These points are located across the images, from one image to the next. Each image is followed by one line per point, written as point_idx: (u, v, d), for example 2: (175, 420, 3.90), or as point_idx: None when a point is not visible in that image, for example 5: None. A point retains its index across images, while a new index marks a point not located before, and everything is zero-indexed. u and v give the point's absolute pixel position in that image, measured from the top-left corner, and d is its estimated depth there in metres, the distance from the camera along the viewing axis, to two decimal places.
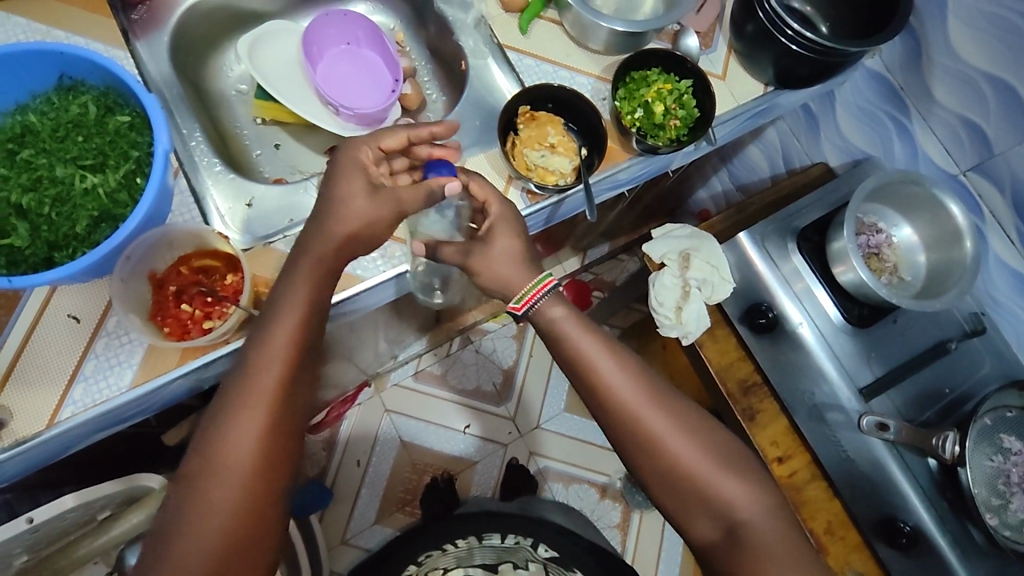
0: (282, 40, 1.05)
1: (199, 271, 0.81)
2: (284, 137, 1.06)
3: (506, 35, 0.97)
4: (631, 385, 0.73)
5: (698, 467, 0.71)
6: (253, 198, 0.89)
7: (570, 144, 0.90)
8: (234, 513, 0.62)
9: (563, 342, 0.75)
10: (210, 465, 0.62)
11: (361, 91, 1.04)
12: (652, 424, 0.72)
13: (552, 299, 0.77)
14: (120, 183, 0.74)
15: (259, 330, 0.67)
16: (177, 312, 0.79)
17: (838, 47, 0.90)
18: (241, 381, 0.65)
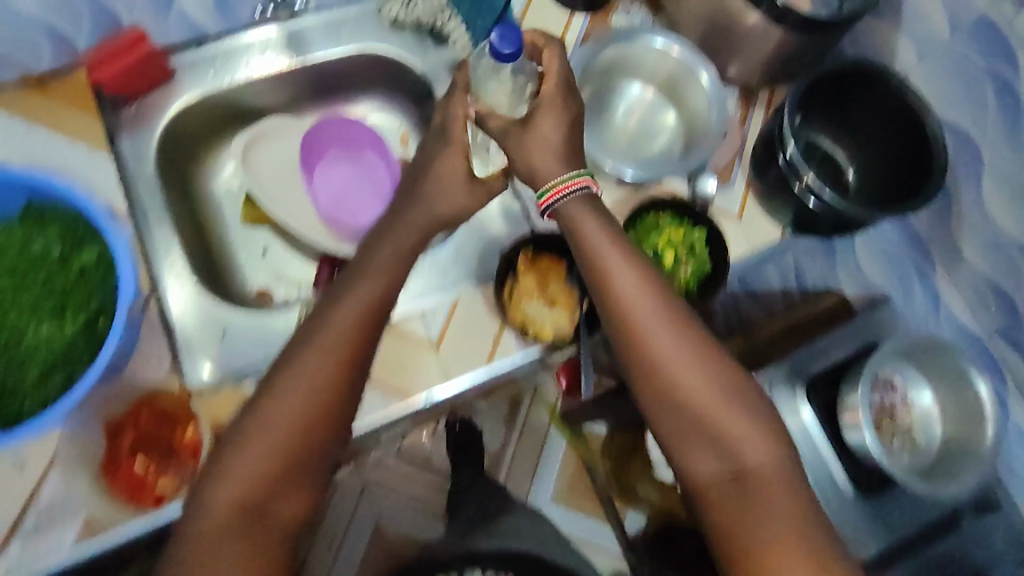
0: (276, 141, 1.00)
1: (158, 418, 0.75)
2: (273, 241, 0.99)
3: None
4: (649, 298, 0.72)
5: (705, 400, 0.70)
6: (227, 328, 0.83)
7: (571, 298, 0.83)
8: (261, 497, 0.65)
9: (599, 283, 0.73)
10: (252, 432, 0.66)
11: (357, 200, 0.98)
12: (677, 377, 0.71)
13: (587, 208, 0.75)
14: (81, 328, 0.69)
15: (316, 332, 0.69)
16: (128, 469, 0.72)
17: (861, 212, 0.84)
18: (293, 365, 0.68)
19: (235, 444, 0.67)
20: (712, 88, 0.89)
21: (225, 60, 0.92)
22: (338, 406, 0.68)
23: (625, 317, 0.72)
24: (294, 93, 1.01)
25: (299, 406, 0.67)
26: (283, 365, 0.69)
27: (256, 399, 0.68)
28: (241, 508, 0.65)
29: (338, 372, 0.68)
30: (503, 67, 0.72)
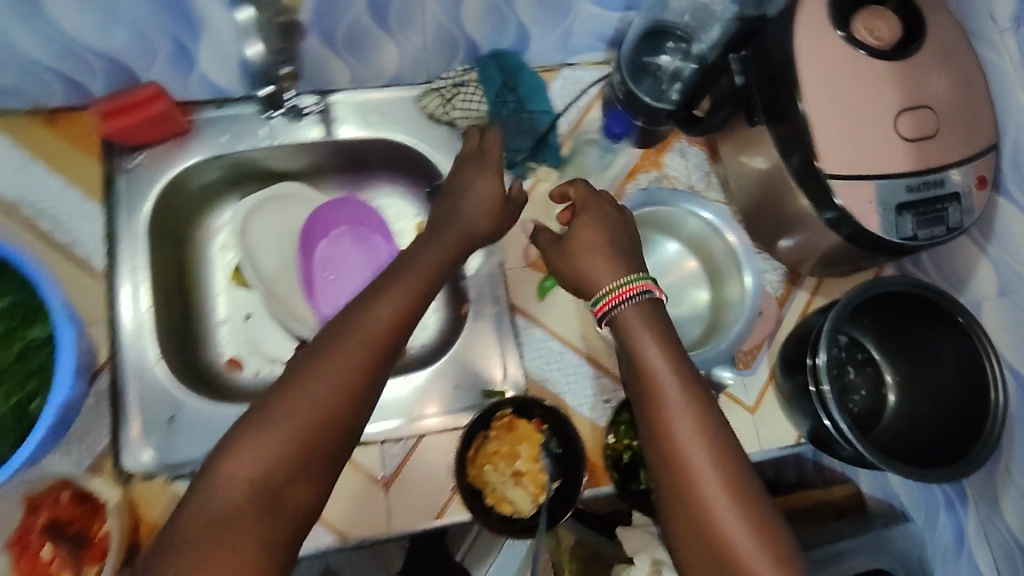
0: (285, 208, 0.94)
1: (80, 502, 0.71)
2: (258, 307, 0.93)
3: (520, 294, 0.87)
4: (700, 435, 0.58)
5: (738, 550, 0.54)
6: (178, 412, 0.78)
7: (538, 477, 0.74)
8: (253, 534, 0.50)
9: (642, 380, 0.62)
10: (206, 496, 0.51)
11: (354, 289, 0.93)
12: (693, 470, 0.56)
13: (643, 315, 0.64)
14: (9, 407, 0.66)
15: (326, 349, 0.58)
16: (36, 551, 0.69)
17: (877, 464, 0.71)
18: (274, 412, 0.54)
19: (204, 490, 0.51)
20: (753, 288, 0.80)
21: (243, 129, 0.89)
22: (343, 442, 0.56)
23: (668, 438, 0.58)
24: (312, 163, 0.96)
25: (326, 389, 0.55)
26: (255, 420, 0.54)
27: (221, 451, 0.53)
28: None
29: (349, 400, 0.56)
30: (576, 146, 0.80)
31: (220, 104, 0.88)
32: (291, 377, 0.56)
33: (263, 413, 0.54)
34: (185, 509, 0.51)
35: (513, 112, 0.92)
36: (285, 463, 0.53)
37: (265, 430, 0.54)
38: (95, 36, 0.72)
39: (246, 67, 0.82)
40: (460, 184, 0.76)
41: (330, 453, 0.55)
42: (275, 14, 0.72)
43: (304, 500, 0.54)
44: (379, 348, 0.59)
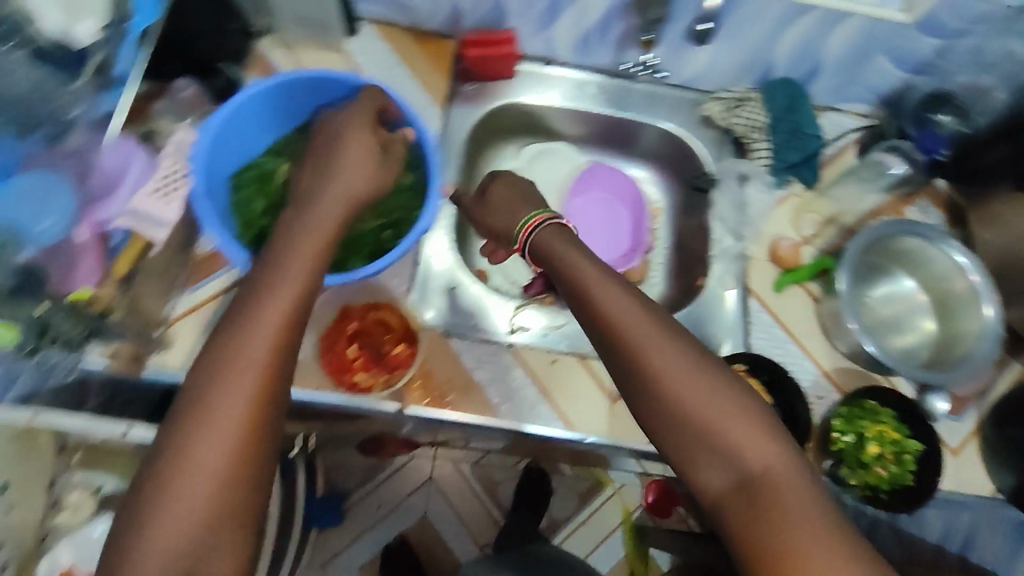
0: (556, 163, 1.13)
1: (380, 324, 0.86)
2: None
3: (758, 280, 0.96)
4: (648, 317, 0.64)
5: (715, 416, 0.59)
6: (458, 286, 0.93)
7: None
8: (230, 454, 0.52)
9: (603, 317, 0.66)
10: (198, 436, 0.51)
11: (597, 240, 1.09)
12: (679, 388, 0.60)
13: (558, 233, 0.76)
14: (372, 230, 0.82)
15: (251, 301, 0.56)
16: (342, 351, 0.83)
17: None
18: (262, 293, 0.57)
19: (182, 419, 0.53)
20: (994, 326, 0.86)
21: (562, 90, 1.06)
22: (303, 339, 0.58)
23: (632, 351, 0.63)
24: (595, 128, 1.12)
25: (281, 304, 0.56)
26: (233, 318, 0.56)
27: (217, 353, 0.54)
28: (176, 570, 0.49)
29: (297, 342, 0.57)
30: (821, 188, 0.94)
31: (548, 62, 1.07)
32: (206, 369, 0.54)
33: (232, 331, 0.55)
34: (184, 411, 0.53)
35: (792, 133, 1.00)
36: (271, 362, 0.55)
37: (216, 399, 0.53)
38: None
39: (587, 39, 1.01)
40: (336, 131, 0.70)
41: (303, 320, 0.58)
42: None
43: (278, 416, 0.55)
44: (300, 306, 0.57)
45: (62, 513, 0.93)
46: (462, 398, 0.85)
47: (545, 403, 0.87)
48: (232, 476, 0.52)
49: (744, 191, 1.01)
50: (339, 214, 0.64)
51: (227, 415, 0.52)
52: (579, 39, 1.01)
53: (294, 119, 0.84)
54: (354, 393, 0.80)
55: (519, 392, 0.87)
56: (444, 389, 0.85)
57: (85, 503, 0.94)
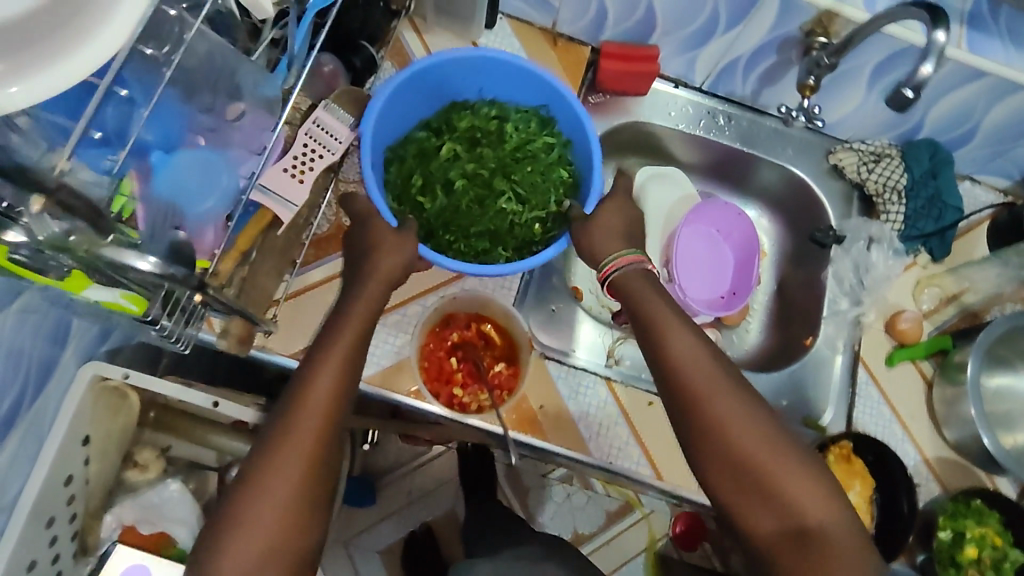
0: (666, 190, 1.07)
1: (483, 337, 0.84)
2: None
3: (870, 352, 0.92)
4: (707, 356, 0.64)
5: (771, 462, 0.60)
6: (557, 306, 0.93)
7: (864, 512, 0.81)
8: (311, 467, 0.62)
9: (660, 346, 0.66)
10: (272, 474, 0.61)
11: (698, 275, 1.05)
12: (745, 442, 0.61)
13: (643, 280, 0.70)
14: (525, 221, 0.81)
15: (288, 414, 0.63)
16: (443, 359, 0.81)
17: None
18: (310, 375, 0.64)
19: (257, 460, 0.62)
20: None
21: (690, 116, 1.02)
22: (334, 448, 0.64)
23: (694, 395, 0.63)
24: (711, 158, 1.06)
25: (314, 425, 0.62)
26: (292, 393, 0.64)
27: (270, 431, 0.63)
28: (268, 555, 0.59)
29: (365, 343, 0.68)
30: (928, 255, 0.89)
31: (679, 84, 1.02)
32: (266, 451, 0.62)
33: (287, 413, 0.63)
34: (239, 484, 0.61)
35: (928, 199, 0.95)
36: (329, 411, 0.64)
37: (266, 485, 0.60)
38: None
39: (729, 70, 0.95)
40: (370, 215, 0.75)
41: (360, 352, 0.68)
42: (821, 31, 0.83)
43: (346, 415, 0.65)
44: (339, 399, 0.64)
45: (132, 470, 0.94)
46: (555, 427, 0.83)
47: (634, 447, 0.84)
48: (309, 479, 0.62)
49: (868, 255, 0.95)
50: (396, 261, 0.71)
51: (283, 471, 0.61)
52: (720, 69, 0.96)
53: (449, 96, 0.84)
54: (452, 407, 0.79)
55: (611, 431, 0.84)
56: (539, 415, 0.83)
57: (153, 464, 0.94)
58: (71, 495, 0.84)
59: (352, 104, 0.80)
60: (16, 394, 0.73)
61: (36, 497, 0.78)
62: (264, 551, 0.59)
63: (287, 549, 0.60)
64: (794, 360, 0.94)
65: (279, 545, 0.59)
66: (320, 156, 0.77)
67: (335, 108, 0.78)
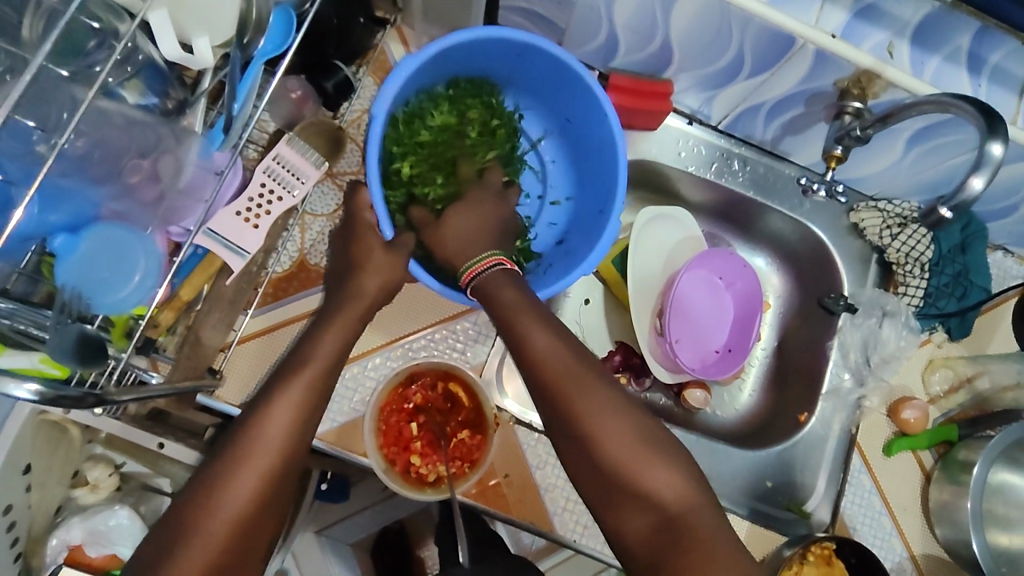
0: (668, 232, 0.96)
1: (448, 399, 0.78)
2: (598, 297, 0.99)
3: (867, 438, 0.86)
4: (567, 355, 0.61)
5: (632, 461, 0.58)
6: None
7: None
8: (244, 523, 0.53)
9: (524, 352, 0.62)
10: (195, 526, 0.51)
11: (695, 331, 0.95)
12: (606, 438, 0.58)
13: (509, 280, 0.65)
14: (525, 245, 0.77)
15: (217, 475, 0.54)
16: (402, 424, 0.76)
17: None
18: (257, 418, 0.56)
19: (185, 517, 0.52)
20: None
21: (702, 157, 0.93)
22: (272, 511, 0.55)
23: (553, 395, 0.60)
24: (719, 201, 0.97)
25: (246, 483, 0.53)
26: (235, 438, 0.56)
27: (200, 487, 0.53)
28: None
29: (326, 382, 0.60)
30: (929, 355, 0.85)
31: (693, 120, 0.93)
32: (184, 518, 0.52)
33: (229, 460, 0.54)
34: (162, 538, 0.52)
35: (955, 276, 0.88)
36: (270, 463, 0.55)
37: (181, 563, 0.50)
38: (683, 33, 0.76)
39: (750, 113, 0.87)
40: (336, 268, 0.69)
41: (320, 399, 0.60)
42: (855, 88, 0.73)
43: (289, 473, 0.56)
44: (283, 454, 0.56)
45: (82, 487, 0.90)
46: (519, 500, 0.77)
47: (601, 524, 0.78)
48: (241, 537, 0.53)
49: (879, 330, 0.88)
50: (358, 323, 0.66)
51: (206, 530, 0.51)
52: (741, 111, 0.87)
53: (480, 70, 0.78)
54: (408, 478, 0.73)
55: (580, 508, 0.78)
56: (503, 486, 0.77)
57: (104, 482, 0.90)
58: (10, 523, 0.80)
59: (324, 139, 0.75)
60: None
61: None
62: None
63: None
64: (784, 435, 0.88)
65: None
66: (278, 198, 0.70)
67: (298, 142, 0.72)
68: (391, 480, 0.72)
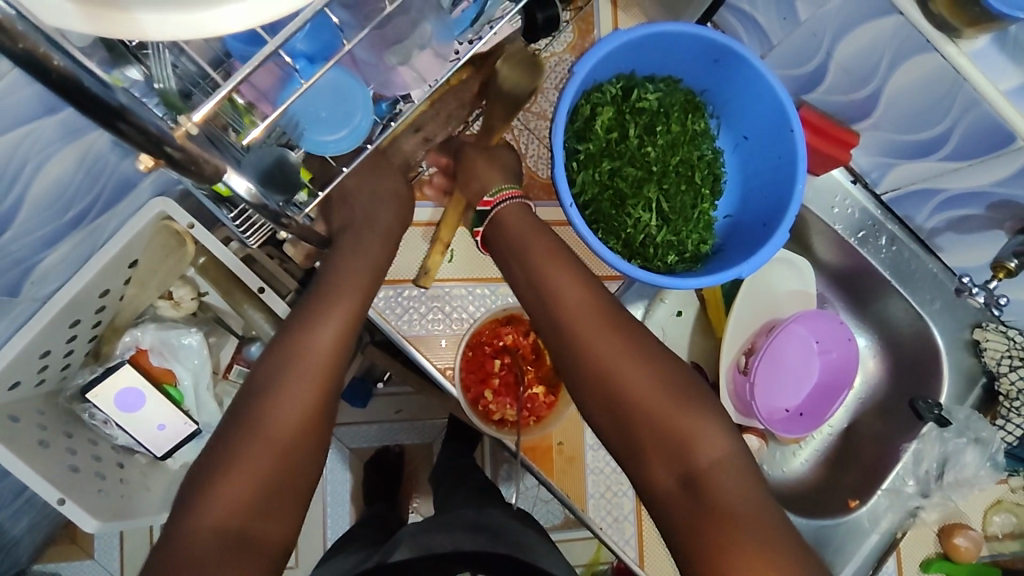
0: (784, 279, 0.93)
1: (534, 352, 0.79)
2: (690, 312, 0.94)
3: (909, 546, 0.87)
4: (594, 312, 0.65)
5: (652, 408, 0.61)
6: None
7: None
8: (295, 444, 0.60)
9: (550, 301, 0.66)
10: (247, 440, 0.58)
11: (778, 384, 0.91)
12: (630, 383, 0.62)
13: (524, 216, 0.71)
14: (662, 243, 0.75)
15: (268, 390, 0.60)
16: (486, 358, 0.77)
17: None
18: (294, 355, 0.61)
19: (239, 433, 0.59)
20: None
21: (855, 222, 0.92)
22: (321, 433, 0.62)
23: (576, 347, 0.64)
24: (847, 267, 0.94)
25: (303, 402, 0.60)
26: (276, 353, 0.62)
27: (250, 400, 0.60)
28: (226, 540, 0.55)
29: (358, 314, 0.65)
30: (935, 484, 0.87)
31: (859, 179, 0.91)
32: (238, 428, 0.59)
33: (278, 373, 0.61)
34: (216, 456, 0.58)
35: None
36: (323, 381, 0.62)
37: (240, 468, 0.57)
38: (901, 91, 0.74)
39: (922, 196, 0.84)
40: (488, 184, 0.72)
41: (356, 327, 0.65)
42: None
43: (337, 387, 0.63)
44: (332, 368, 0.62)
45: (166, 300, 0.93)
46: (564, 470, 0.78)
47: (631, 524, 0.79)
48: (289, 454, 0.59)
49: (963, 452, 0.86)
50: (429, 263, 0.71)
51: (265, 443, 0.58)
52: (914, 190, 0.84)
53: (673, 69, 0.76)
54: (476, 408, 0.76)
55: (615, 500, 0.79)
56: (554, 453, 0.78)
57: (186, 303, 0.93)
58: (102, 305, 0.85)
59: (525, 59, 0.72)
60: (88, 203, 0.72)
61: (70, 300, 0.78)
62: (217, 533, 0.55)
63: (253, 535, 0.56)
64: (825, 514, 0.89)
65: (244, 522, 0.56)
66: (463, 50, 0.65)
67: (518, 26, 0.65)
68: (464, 403, 0.74)
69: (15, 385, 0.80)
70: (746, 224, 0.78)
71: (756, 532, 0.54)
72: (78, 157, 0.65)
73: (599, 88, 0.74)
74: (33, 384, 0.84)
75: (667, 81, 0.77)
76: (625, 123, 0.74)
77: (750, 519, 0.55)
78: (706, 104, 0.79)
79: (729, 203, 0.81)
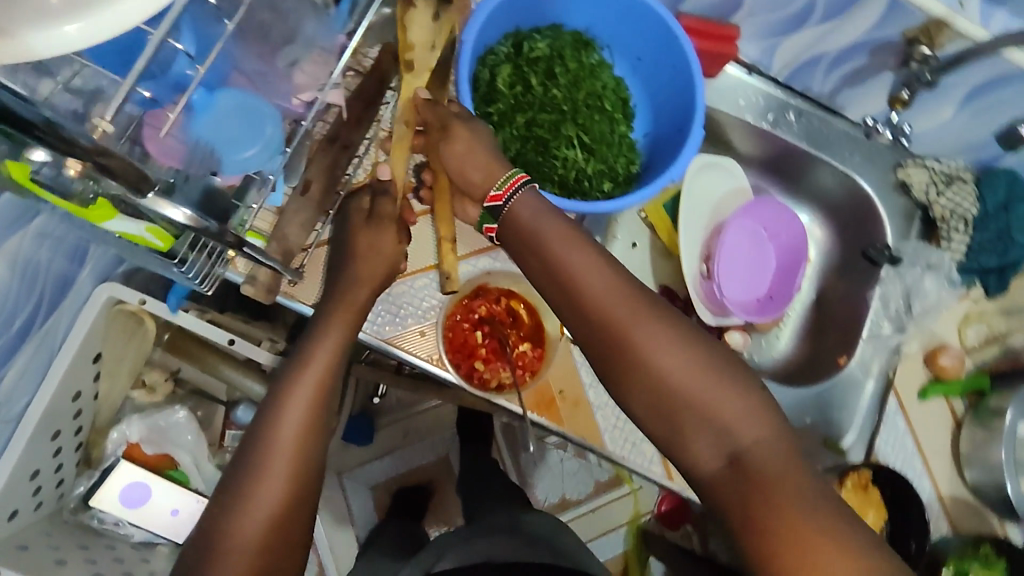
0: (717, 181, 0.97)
1: (508, 314, 0.82)
2: (644, 242, 0.96)
3: (904, 383, 0.92)
4: (622, 287, 0.57)
5: (693, 389, 0.54)
6: None
7: None
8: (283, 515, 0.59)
9: (563, 279, 0.59)
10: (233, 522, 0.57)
11: (742, 277, 0.95)
12: (671, 374, 0.55)
13: (532, 194, 0.62)
14: (594, 174, 0.78)
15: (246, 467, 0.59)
16: (467, 334, 0.79)
17: None
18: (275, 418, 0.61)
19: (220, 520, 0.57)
20: None
21: (764, 109, 0.96)
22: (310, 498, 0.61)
23: (607, 332, 0.57)
24: (769, 153, 0.99)
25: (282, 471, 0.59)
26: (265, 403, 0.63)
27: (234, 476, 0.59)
28: None
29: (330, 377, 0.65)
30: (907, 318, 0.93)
31: (753, 70, 0.95)
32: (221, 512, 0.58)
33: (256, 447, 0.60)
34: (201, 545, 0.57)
35: (996, 234, 0.90)
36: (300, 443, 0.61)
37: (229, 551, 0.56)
38: None
39: (812, 64, 0.89)
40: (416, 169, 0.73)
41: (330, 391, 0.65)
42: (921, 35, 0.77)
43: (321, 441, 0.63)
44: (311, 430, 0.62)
45: (140, 390, 0.92)
46: (572, 416, 0.80)
47: (650, 445, 0.82)
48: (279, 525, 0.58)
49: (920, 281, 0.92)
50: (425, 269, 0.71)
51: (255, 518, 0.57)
52: (801, 62, 0.90)
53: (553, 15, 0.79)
54: (472, 382, 0.77)
55: (628, 426, 0.81)
56: (557, 402, 0.80)
57: (160, 386, 0.93)
58: (77, 411, 0.84)
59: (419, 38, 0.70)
60: (31, 309, 0.71)
61: (44, 413, 0.76)
62: None
63: None
64: (821, 379, 0.93)
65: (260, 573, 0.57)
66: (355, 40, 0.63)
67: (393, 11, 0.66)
68: (459, 381, 0.76)
69: (13, 514, 0.78)
70: (665, 136, 0.81)
71: (817, 521, 0.49)
72: (8, 262, 0.64)
73: (491, 51, 0.77)
74: (32, 509, 0.82)
75: (552, 28, 0.80)
76: (524, 75, 0.77)
77: (809, 504, 0.50)
78: (594, 39, 0.83)
79: (644, 123, 0.85)
